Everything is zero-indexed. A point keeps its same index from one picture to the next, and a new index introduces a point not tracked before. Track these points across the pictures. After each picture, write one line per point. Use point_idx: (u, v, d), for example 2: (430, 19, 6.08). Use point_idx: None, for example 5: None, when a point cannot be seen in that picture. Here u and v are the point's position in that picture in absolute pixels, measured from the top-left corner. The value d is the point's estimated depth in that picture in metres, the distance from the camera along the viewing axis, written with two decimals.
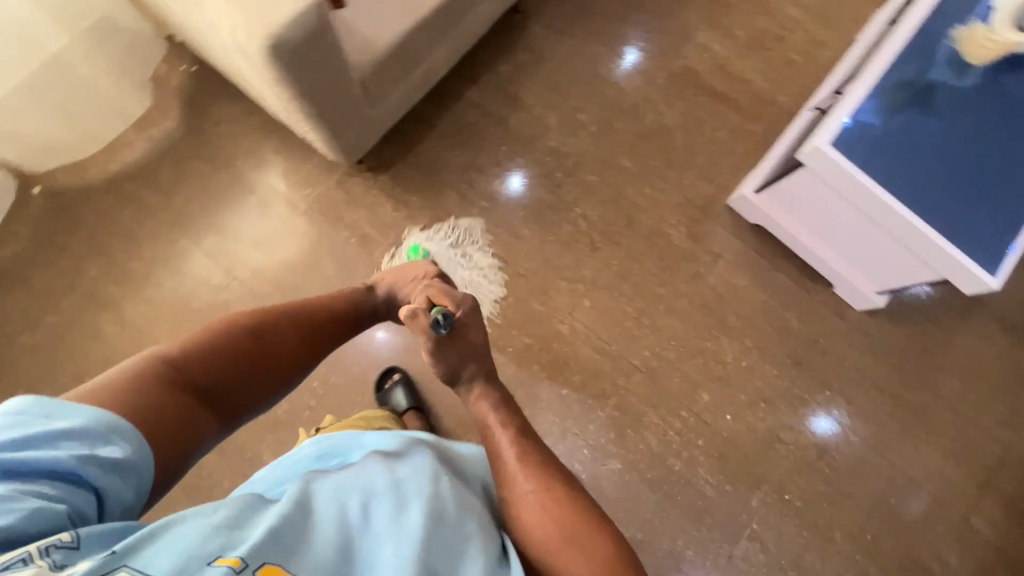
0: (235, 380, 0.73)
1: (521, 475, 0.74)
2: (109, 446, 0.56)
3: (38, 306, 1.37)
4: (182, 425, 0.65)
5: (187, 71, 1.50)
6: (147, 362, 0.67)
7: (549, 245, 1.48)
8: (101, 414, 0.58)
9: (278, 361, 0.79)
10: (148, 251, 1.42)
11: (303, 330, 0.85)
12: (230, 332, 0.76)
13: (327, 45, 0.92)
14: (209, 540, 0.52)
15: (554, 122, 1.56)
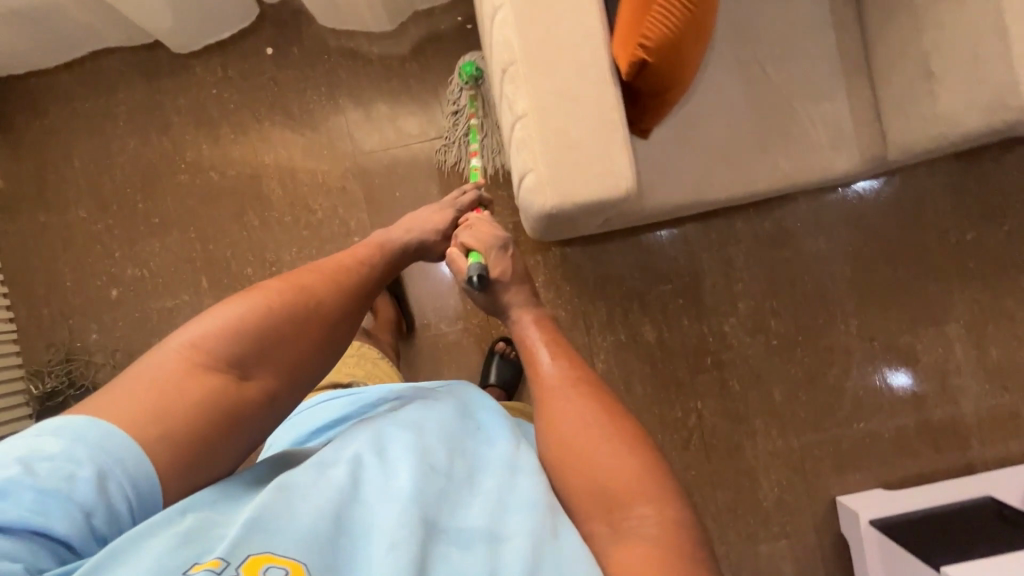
0: (263, 351, 0.63)
1: (551, 386, 0.66)
2: (84, 471, 0.49)
3: (208, 153, 1.34)
4: (210, 408, 0.58)
5: (459, 25, 1.36)
6: (162, 353, 0.59)
7: (647, 416, 1.39)
8: (105, 437, 0.51)
9: (310, 330, 0.68)
10: (318, 168, 1.36)
11: (339, 296, 0.73)
12: (248, 302, 0.65)
13: (590, 222, 0.82)
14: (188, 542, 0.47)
15: (742, 310, 1.39)
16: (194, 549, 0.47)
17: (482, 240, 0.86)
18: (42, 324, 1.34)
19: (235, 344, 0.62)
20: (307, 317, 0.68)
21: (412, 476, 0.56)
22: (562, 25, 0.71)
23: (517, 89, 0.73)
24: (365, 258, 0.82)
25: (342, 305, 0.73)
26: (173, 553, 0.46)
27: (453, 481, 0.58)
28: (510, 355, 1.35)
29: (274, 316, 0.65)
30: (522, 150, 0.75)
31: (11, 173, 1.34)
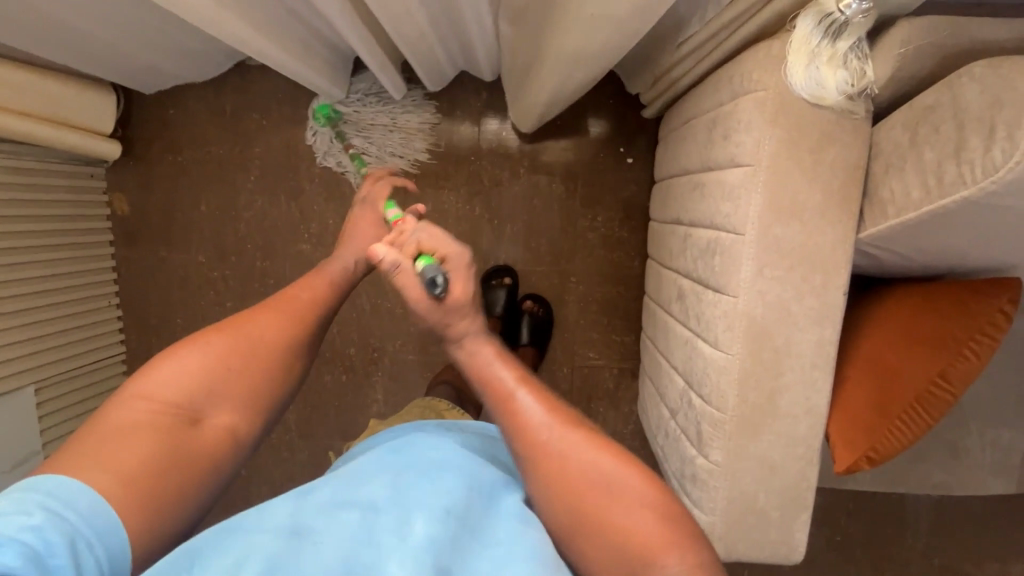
0: (213, 390, 0.59)
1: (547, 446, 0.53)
2: (32, 518, 0.42)
3: (334, 228, 1.30)
4: (173, 459, 0.53)
5: (620, 157, 1.25)
6: (117, 406, 0.54)
7: None
8: (69, 486, 0.46)
9: (262, 364, 0.63)
10: None
11: (296, 328, 0.67)
12: (203, 348, 0.60)
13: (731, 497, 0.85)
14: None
15: (819, 504, 1.39)
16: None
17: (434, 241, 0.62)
18: (150, 352, 1.38)
19: (189, 387, 0.57)
20: (258, 346, 0.63)
21: (429, 520, 0.45)
22: (788, 400, 0.66)
23: (717, 439, 0.69)
24: (316, 284, 0.72)
25: (299, 336, 0.66)
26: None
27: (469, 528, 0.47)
28: (539, 314, 1.28)
29: (223, 356, 0.60)
30: (697, 485, 0.73)
31: (140, 204, 1.32)
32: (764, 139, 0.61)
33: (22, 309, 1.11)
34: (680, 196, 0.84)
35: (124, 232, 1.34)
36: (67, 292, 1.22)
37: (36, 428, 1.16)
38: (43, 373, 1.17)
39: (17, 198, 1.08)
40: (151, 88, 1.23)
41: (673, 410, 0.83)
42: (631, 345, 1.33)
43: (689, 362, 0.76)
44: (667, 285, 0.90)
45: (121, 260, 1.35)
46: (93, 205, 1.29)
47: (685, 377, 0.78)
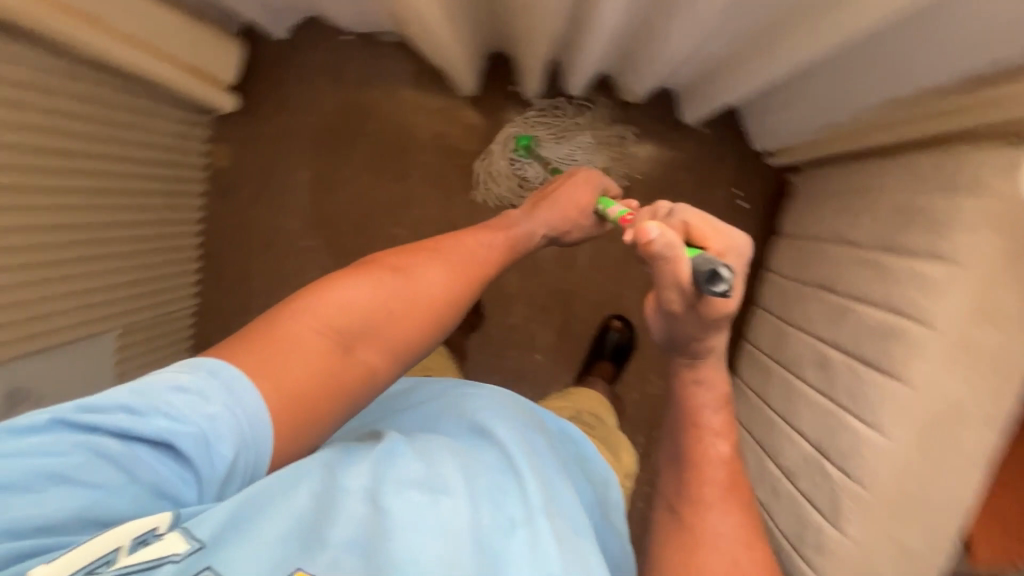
0: (378, 314, 0.60)
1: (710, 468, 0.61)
2: (211, 408, 0.48)
3: (434, 218, 1.29)
4: (332, 384, 0.55)
5: (733, 199, 1.25)
6: (292, 316, 0.57)
7: None
8: (226, 371, 0.50)
9: (420, 305, 0.64)
10: (532, 275, 1.32)
11: (464, 289, 0.69)
12: (370, 276, 0.63)
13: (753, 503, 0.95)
14: (297, 535, 0.45)
15: None
16: (303, 549, 0.44)
17: (709, 229, 0.61)
18: (221, 308, 1.36)
19: (354, 308, 0.59)
20: (424, 293, 0.65)
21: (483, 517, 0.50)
22: (942, 495, 0.67)
23: (858, 516, 0.71)
24: (496, 239, 0.78)
25: (465, 287, 0.69)
26: (288, 542, 0.44)
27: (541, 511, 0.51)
28: (625, 336, 1.28)
29: (392, 284, 0.63)
30: (822, 554, 0.75)
31: (242, 158, 1.30)
32: (982, 245, 0.62)
33: (121, 250, 1.09)
34: (835, 264, 0.85)
35: (219, 183, 1.32)
36: (157, 239, 1.19)
37: (114, 368, 1.14)
38: (126, 319, 1.15)
39: (129, 139, 1.05)
40: (284, 34, 1.21)
41: (790, 472, 0.85)
42: None
43: (830, 434, 0.77)
44: (794, 346, 0.91)
45: (211, 212, 1.33)
46: (196, 153, 1.26)
47: (818, 445, 0.79)
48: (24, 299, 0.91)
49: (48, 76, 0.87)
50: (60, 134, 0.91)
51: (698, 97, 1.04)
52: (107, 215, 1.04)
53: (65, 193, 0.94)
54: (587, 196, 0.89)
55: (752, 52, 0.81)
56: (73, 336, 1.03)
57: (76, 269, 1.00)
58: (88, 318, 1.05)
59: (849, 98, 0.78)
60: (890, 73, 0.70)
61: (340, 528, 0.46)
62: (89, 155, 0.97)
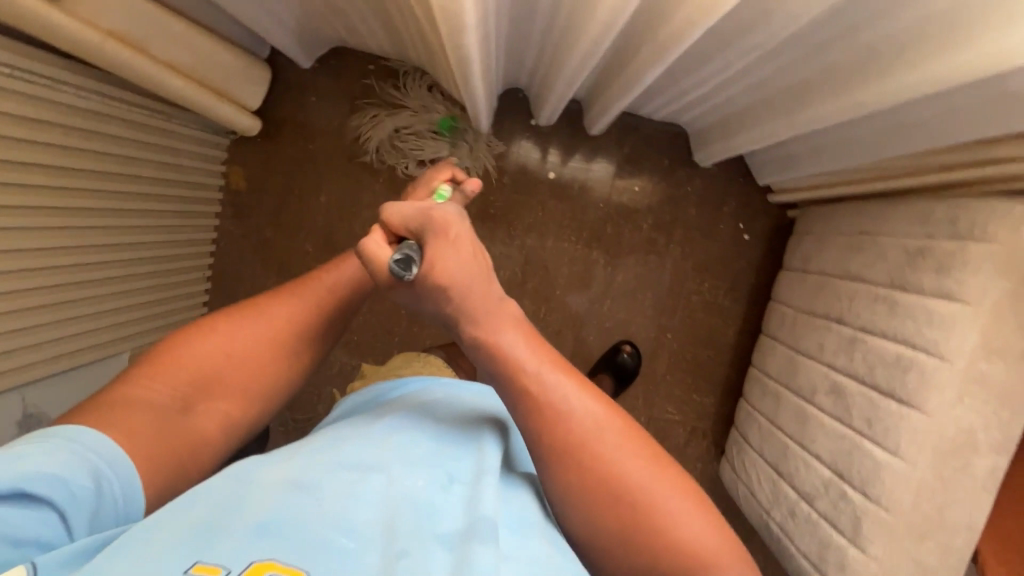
0: (224, 373, 0.62)
1: (648, 502, 0.51)
2: (61, 453, 0.46)
3: None
4: (182, 440, 0.56)
5: (737, 232, 1.32)
6: (129, 384, 0.57)
7: None
8: (68, 430, 0.48)
9: (272, 353, 0.66)
10: (544, 301, 1.35)
11: (312, 318, 0.69)
12: (215, 335, 0.63)
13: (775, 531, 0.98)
14: (206, 529, 0.42)
15: None
16: (198, 542, 0.41)
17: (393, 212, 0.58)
18: None
19: (201, 368, 0.61)
20: (272, 334, 0.66)
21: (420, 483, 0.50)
22: (952, 516, 0.73)
23: (878, 537, 0.75)
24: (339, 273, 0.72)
25: (314, 315, 0.69)
26: (181, 544, 0.40)
27: (479, 480, 0.52)
28: (630, 362, 1.32)
29: (237, 338, 0.64)
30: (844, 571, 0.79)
31: (258, 180, 1.30)
32: (990, 287, 0.68)
33: (136, 272, 1.08)
34: (845, 298, 0.91)
35: (233, 205, 1.31)
36: (172, 260, 1.19)
37: None
38: (136, 340, 1.14)
39: (154, 160, 1.05)
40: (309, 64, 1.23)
41: (807, 495, 0.89)
42: (709, 407, 1.39)
43: (846, 458, 0.83)
44: (805, 374, 0.98)
45: (223, 234, 1.32)
46: (212, 175, 1.25)
47: (835, 469, 0.84)
48: (42, 322, 0.89)
49: (82, 99, 0.87)
50: (91, 155, 0.91)
51: (715, 139, 1.10)
52: (126, 236, 1.03)
53: (89, 214, 0.94)
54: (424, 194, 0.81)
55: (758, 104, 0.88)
56: (83, 359, 1.01)
57: (93, 290, 0.98)
58: (98, 341, 1.03)
59: (860, 151, 0.85)
60: (895, 130, 0.77)
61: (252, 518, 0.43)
62: (116, 176, 0.97)
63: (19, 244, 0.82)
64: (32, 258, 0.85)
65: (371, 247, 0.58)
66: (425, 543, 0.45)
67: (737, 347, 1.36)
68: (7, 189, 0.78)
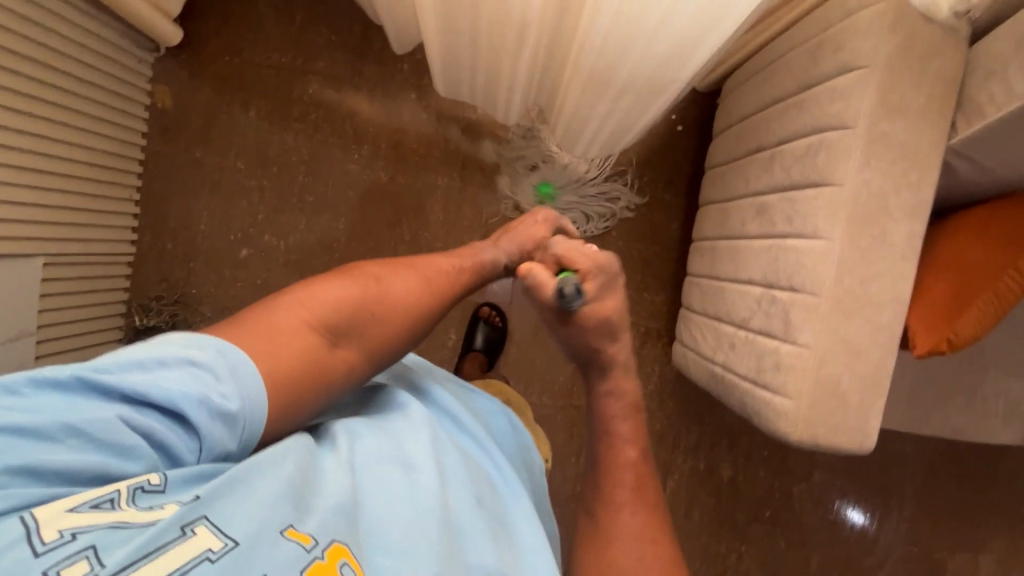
0: (356, 323, 0.64)
1: (645, 543, 0.69)
2: (225, 388, 0.52)
3: (389, 152, 1.32)
4: (309, 376, 0.59)
5: (670, 125, 1.33)
6: (290, 304, 0.61)
7: (696, 545, 1.45)
8: (229, 362, 0.54)
9: (391, 323, 0.67)
10: (485, 207, 1.34)
11: (432, 298, 0.73)
12: (354, 283, 0.67)
13: (711, 383, 0.99)
14: (286, 495, 0.49)
15: (814, 479, 1.45)
16: (293, 510, 0.48)
17: (572, 251, 0.78)
18: (161, 258, 1.32)
19: (338, 305, 0.64)
20: (393, 299, 0.68)
21: (465, 501, 0.60)
22: (877, 287, 0.71)
23: (809, 321, 0.73)
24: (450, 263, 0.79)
25: (435, 301, 0.73)
26: (277, 502, 0.48)
27: (495, 520, 0.62)
28: (495, 323, 1.33)
29: (369, 291, 0.67)
30: (780, 370, 0.76)
31: (183, 98, 1.28)
32: (879, 43, 0.69)
33: (57, 171, 1.06)
34: (761, 125, 0.92)
35: (159, 124, 1.29)
36: (95, 172, 1.16)
37: (36, 302, 1.06)
38: (58, 246, 1.09)
39: (76, 58, 1.05)
40: None
41: (741, 321, 0.88)
42: (660, 306, 1.37)
43: (773, 264, 0.81)
44: (734, 214, 0.97)
45: (150, 154, 1.30)
46: (137, 90, 1.24)
47: (764, 281, 0.82)
48: None
49: None
50: (3, 28, 0.89)
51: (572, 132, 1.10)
52: (49, 129, 1.02)
53: (14, 97, 0.94)
54: (543, 231, 0.92)
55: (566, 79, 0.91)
56: (6, 249, 0.98)
57: (11, 175, 0.95)
58: (17, 233, 1.00)
59: None
60: None
61: (329, 498, 0.52)
62: (36, 62, 0.97)
63: None
64: None
65: (545, 279, 0.76)
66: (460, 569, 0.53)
67: (682, 240, 1.36)
68: None
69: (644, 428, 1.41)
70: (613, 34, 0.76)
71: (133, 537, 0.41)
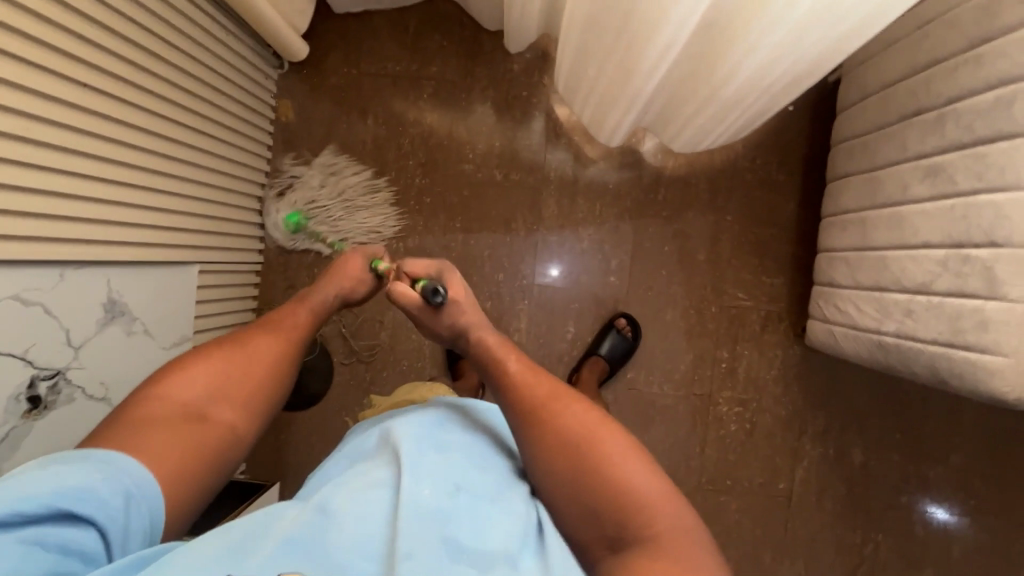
0: (220, 393, 0.71)
1: (627, 480, 0.63)
2: (100, 474, 0.56)
3: (500, 150, 1.34)
4: (196, 449, 0.66)
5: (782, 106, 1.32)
6: (148, 403, 0.67)
7: (829, 534, 1.40)
8: (110, 458, 0.59)
9: (255, 376, 0.75)
10: (598, 199, 1.35)
11: (294, 341, 0.82)
12: (215, 359, 0.73)
13: (874, 355, 0.97)
14: (229, 551, 0.52)
15: (954, 462, 1.38)
16: (234, 559, 0.52)
17: (415, 264, 0.91)
18: (287, 266, 1.37)
19: (194, 389, 0.70)
20: (251, 356, 0.76)
21: (434, 493, 0.60)
22: None
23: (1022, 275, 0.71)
24: (300, 311, 0.86)
25: (295, 343, 0.81)
26: (218, 557, 0.52)
27: (479, 499, 0.62)
28: (626, 335, 1.32)
29: (218, 357, 0.74)
30: (987, 329, 0.74)
31: (304, 111, 1.34)
32: None
33: (207, 181, 1.12)
34: (918, 88, 0.90)
35: (283, 138, 1.35)
36: (233, 183, 1.22)
37: (191, 309, 1.11)
38: (206, 254, 1.15)
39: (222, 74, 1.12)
40: (340, 7, 1.29)
41: (918, 287, 0.86)
42: (781, 288, 1.35)
43: (961, 223, 0.79)
44: (890, 180, 0.95)
45: (275, 168, 1.36)
46: (264, 106, 1.30)
47: (950, 242, 0.81)
48: (144, 203, 0.94)
49: None
50: (167, 47, 0.95)
51: (691, 130, 1.13)
52: (202, 141, 1.08)
53: (178, 111, 1.00)
54: (359, 263, 0.95)
55: (717, 77, 0.91)
56: (171, 255, 1.04)
57: (174, 185, 1.02)
58: (171, 242, 1.03)
59: None
60: None
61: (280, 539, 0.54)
62: (194, 79, 1.04)
63: (128, 119, 0.88)
64: (133, 135, 0.90)
65: (402, 290, 0.87)
66: (429, 546, 0.54)
67: (800, 219, 1.34)
68: (122, 62, 0.86)
69: (770, 414, 1.38)
70: (802, 22, 0.74)
71: None
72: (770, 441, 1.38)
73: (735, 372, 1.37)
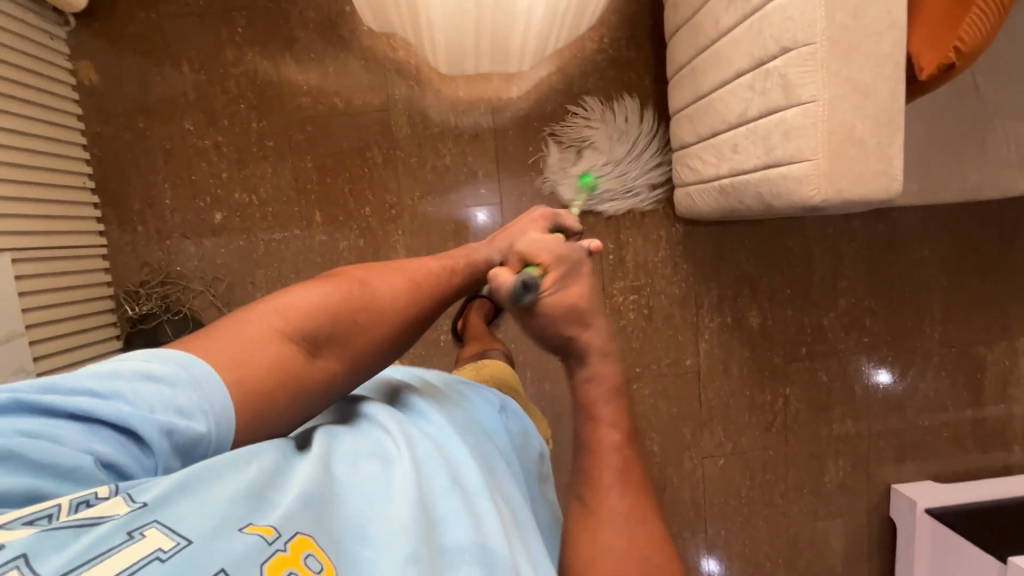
0: (343, 329, 0.57)
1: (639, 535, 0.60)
2: (188, 388, 0.46)
3: (336, 76, 1.25)
4: (285, 391, 0.52)
5: None
6: (257, 310, 0.54)
7: (742, 397, 1.45)
8: (182, 361, 0.47)
9: (373, 331, 0.59)
10: (452, 110, 1.28)
11: (418, 301, 0.64)
12: (333, 284, 0.59)
13: (718, 202, 0.96)
14: (244, 494, 0.42)
15: (842, 306, 1.44)
16: (250, 504, 0.41)
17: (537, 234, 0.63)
18: (135, 243, 1.26)
19: (317, 301, 0.56)
20: (379, 299, 0.60)
21: (450, 481, 0.52)
22: (872, 14, 0.67)
23: (809, 72, 0.69)
24: (430, 269, 0.68)
25: (421, 301, 0.64)
26: (234, 500, 0.41)
27: (485, 490, 0.53)
28: None
29: (350, 283, 0.60)
30: (790, 139, 0.73)
31: (110, 70, 1.21)
32: None
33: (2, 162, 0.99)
34: None
35: (93, 104, 1.22)
36: (41, 162, 1.09)
37: (16, 302, 1.00)
38: (23, 243, 1.03)
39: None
40: None
41: (736, 118, 0.84)
42: (652, 168, 1.33)
43: (756, 39, 0.77)
44: (704, 18, 0.92)
45: (94, 138, 1.23)
46: (58, 71, 1.16)
47: (751, 61, 0.78)
48: None
49: None
50: None
51: (528, 45, 1.10)
52: None
53: None
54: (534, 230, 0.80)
55: None
56: None
57: None
58: None
59: None
60: None
61: (295, 489, 0.44)
62: None
63: None
64: None
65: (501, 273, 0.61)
66: (433, 552, 0.46)
67: (657, 93, 1.31)
68: None
69: (665, 295, 1.39)
70: None
71: (67, 544, 0.34)
72: (669, 321, 1.40)
73: (623, 260, 1.36)
